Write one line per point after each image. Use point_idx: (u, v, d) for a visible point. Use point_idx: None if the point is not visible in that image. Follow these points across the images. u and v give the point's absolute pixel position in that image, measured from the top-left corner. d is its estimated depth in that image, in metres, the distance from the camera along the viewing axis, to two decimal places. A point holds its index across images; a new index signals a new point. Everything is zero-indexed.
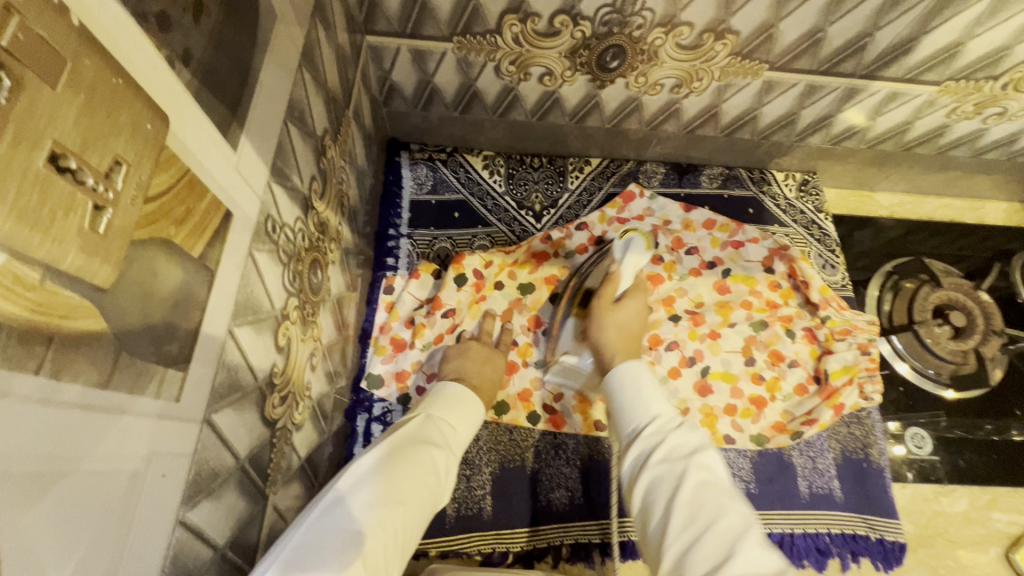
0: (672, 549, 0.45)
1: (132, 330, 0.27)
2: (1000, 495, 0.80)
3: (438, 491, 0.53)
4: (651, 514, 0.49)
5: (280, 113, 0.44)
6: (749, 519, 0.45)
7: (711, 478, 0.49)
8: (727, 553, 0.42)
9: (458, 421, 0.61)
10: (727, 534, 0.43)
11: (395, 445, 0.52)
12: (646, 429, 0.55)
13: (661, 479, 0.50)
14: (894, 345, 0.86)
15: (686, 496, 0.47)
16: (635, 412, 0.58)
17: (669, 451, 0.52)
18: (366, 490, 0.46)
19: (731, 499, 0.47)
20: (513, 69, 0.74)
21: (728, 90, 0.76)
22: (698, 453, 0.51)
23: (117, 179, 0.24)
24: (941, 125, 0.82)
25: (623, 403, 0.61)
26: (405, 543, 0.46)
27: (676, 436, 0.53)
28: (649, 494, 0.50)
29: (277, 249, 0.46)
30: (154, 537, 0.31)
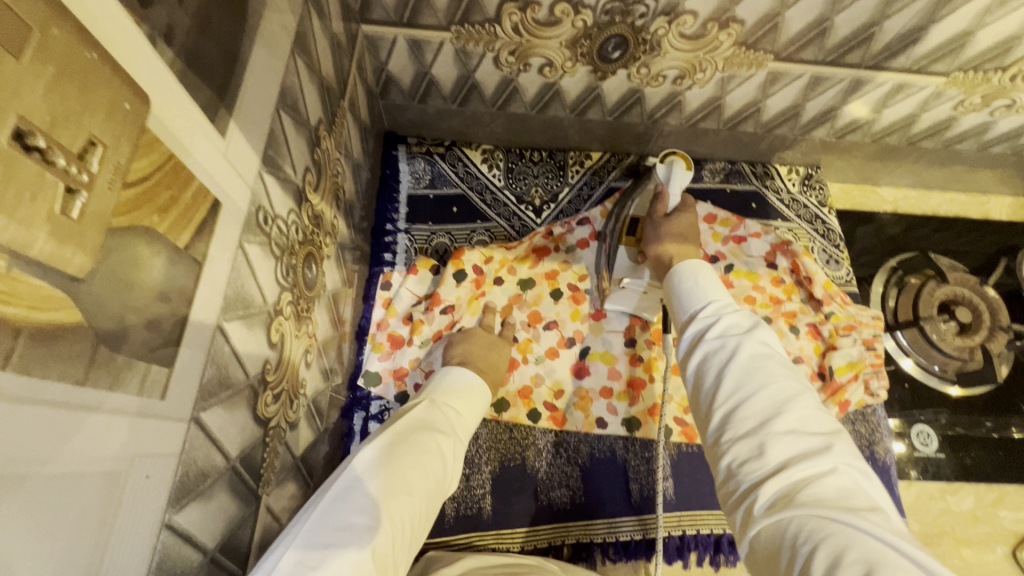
0: (723, 411, 0.45)
1: (111, 325, 0.26)
2: (1006, 493, 0.79)
3: (446, 480, 0.51)
4: (702, 377, 0.48)
5: (271, 100, 0.42)
6: (805, 387, 0.44)
7: (768, 350, 0.47)
8: (782, 416, 0.41)
9: (465, 406, 0.60)
10: (782, 398, 0.43)
11: (399, 435, 0.50)
12: (700, 311, 0.53)
13: (716, 349, 0.48)
14: (899, 341, 0.84)
15: (743, 363, 0.46)
16: (692, 297, 0.56)
17: (724, 327, 0.50)
18: (373, 481, 0.44)
19: (787, 368, 0.46)
20: (512, 59, 0.73)
21: (732, 81, 0.74)
22: (757, 327, 0.49)
23: (92, 160, 0.23)
24: (947, 118, 0.81)
25: (678, 287, 0.58)
26: (414, 534, 0.45)
27: (732, 314, 0.51)
28: (703, 361, 0.49)
29: (269, 241, 0.44)
30: (138, 542, 0.29)
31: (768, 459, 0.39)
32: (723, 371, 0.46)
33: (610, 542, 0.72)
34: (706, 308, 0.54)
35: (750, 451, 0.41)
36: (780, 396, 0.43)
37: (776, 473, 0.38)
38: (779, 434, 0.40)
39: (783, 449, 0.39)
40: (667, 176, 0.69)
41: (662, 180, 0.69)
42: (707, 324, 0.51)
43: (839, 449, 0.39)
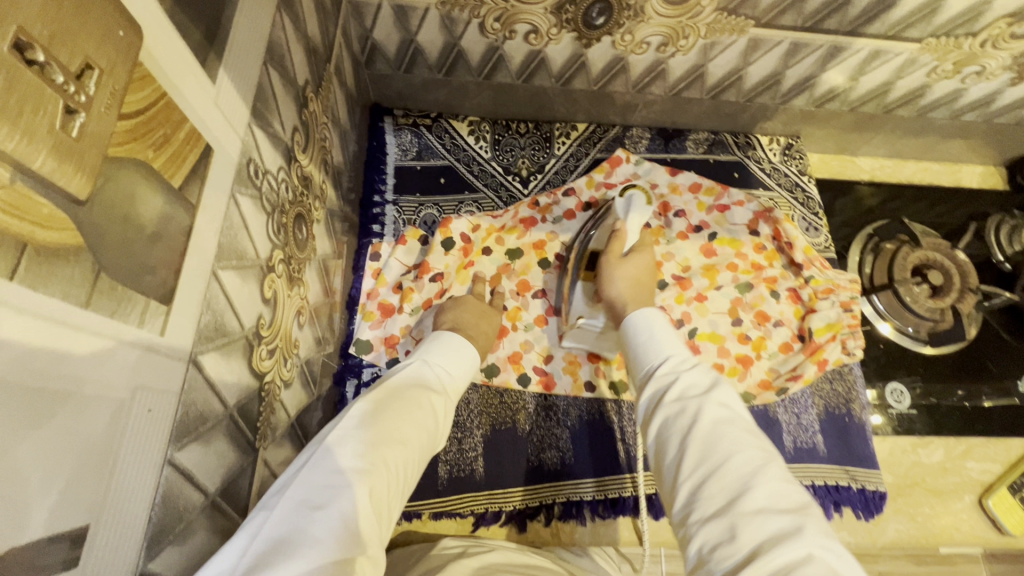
0: (688, 486, 0.43)
1: (112, 253, 0.26)
2: (973, 446, 0.83)
3: (435, 436, 0.52)
4: (665, 447, 0.47)
5: (259, 53, 0.43)
6: (770, 456, 0.44)
7: (729, 414, 0.47)
8: (749, 492, 0.40)
9: (454, 367, 0.61)
10: (746, 472, 0.42)
11: (392, 390, 0.51)
12: (659, 370, 0.54)
13: (677, 415, 0.48)
14: (875, 306, 0.88)
15: (704, 431, 0.45)
16: (648, 354, 0.57)
17: (683, 390, 0.50)
18: (369, 428, 0.44)
19: (751, 433, 0.45)
20: (498, 26, 0.73)
21: (714, 48, 0.76)
22: (715, 389, 0.49)
23: (89, 82, 0.23)
24: (921, 85, 0.84)
25: (638, 340, 0.60)
26: (407, 483, 0.46)
27: (690, 373, 0.52)
28: (665, 428, 0.48)
29: (261, 195, 0.44)
30: (141, 474, 0.30)
31: (740, 544, 0.38)
32: (685, 440, 0.46)
33: (599, 500, 0.74)
34: (666, 365, 0.54)
35: (721, 535, 0.39)
36: (746, 467, 0.42)
37: (750, 560, 0.36)
38: (748, 513, 0.39)
39: (754, 531, 0.38)
40: (625, 211, 0.78)
41: (621, 214, 0.79)
42: (667, 384, 0.52)
43: (811, 527, 0.38)
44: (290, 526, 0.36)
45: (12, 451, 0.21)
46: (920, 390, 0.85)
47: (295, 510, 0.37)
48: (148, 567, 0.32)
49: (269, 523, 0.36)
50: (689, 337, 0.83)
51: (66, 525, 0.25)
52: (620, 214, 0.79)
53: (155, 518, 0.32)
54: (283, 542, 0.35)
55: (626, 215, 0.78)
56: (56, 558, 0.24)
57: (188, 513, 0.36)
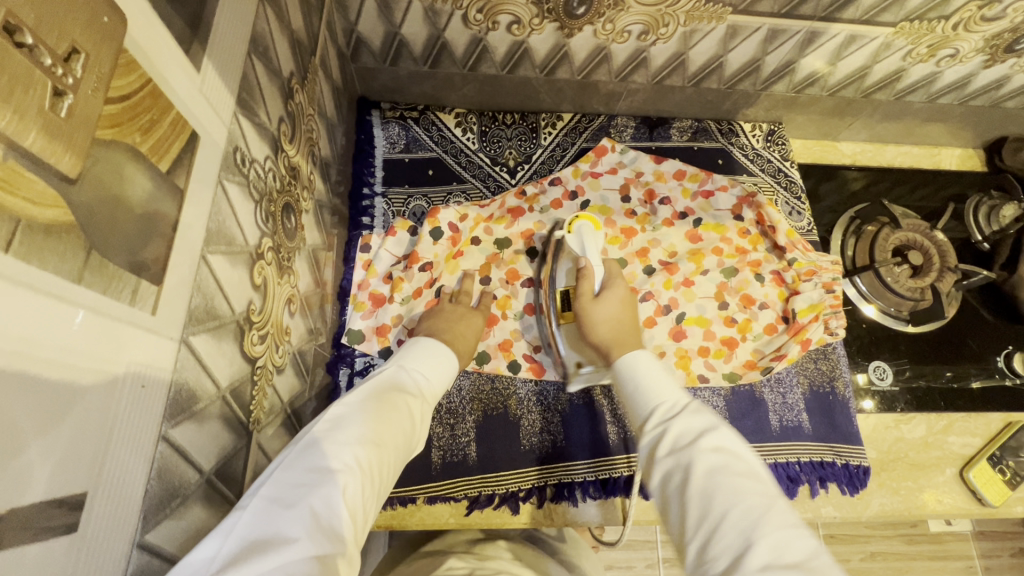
0: (695, 547, 0.44)
1: (102, 231, 0.28)
2: (955, 420, 0.84)
3: (412, 438, 0.53)
4: (669, 508, 0.48)
5: (243, 44, 0.44)
6: (769, 504, 0.43)
7: (721, 460, 0.47)
8: (751, 548, 0.40)
9: (432, 374, 0.62)
10: (747, 524, 0.42)
11: (370, 392, 0.52)
12: (648, 421, 0.55)
13: (672, 471, 0.49)
14: (859, 288, 0.90)
15: (699, 485, 0.46)
16: (641, 400, 0.58)
17: (675, 439, 0.51)
18: (346, 428, 0.45)
19: (747, 480, 0.45)
20: (480, 17, 0.74)
21: (694, 35, 0.77)
22: (706, 434, 0.50)
23: (77, 65, 0.25)
24: (897, 69, 0.85)
25: (628, 389, 0.61)
26: (384, 483, 0.46)
27: (678, 420, 0.52)
28: (665, 486, 0.49)
29: (248, 183, 0.45)
30: (136, 448, 0.31)
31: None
32: (684, 497, 0.46)
33: (590, 481, 0.75)
34: (657, 414, 0.55)
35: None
36: (745, 520, 0.42)
37: None
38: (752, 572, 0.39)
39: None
40: (582, 249, 0.79)
41: (580, 250, 0.79)
42: (657, 437, 0.52)
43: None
44: (265, 525, 0.37)
45: (11, 416, 0.23)
46: (909, 372, 0.87)
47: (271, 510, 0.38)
48: (146, 538, 0.33)
49: (243, 523, 0.37)
50: (676, 322, 0.85)
51: (65, 491, 0.26)
52: (579, 252, 0.79)
53: (151, 491, 0.33)
54: (258, 541, 0.36)
55: (583, 253, 0.79)
56: (55, 522, 0.25)
57: (184, 490, 0.37)
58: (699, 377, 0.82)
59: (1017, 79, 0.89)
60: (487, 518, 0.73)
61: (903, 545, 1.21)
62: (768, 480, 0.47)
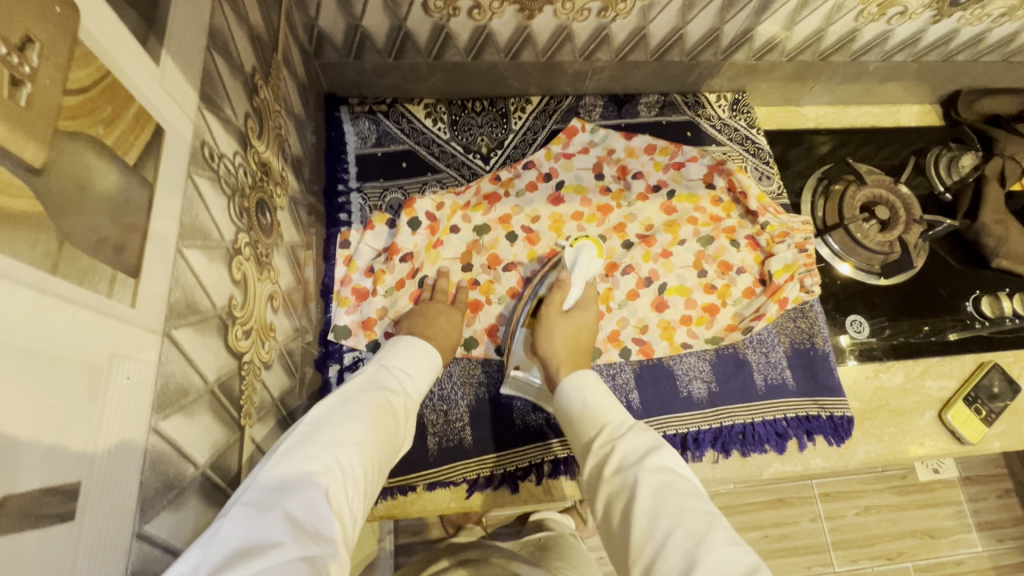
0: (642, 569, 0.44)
1: (73, 221, 0.28)
2: (930, 364, 0.87)
3: (397, 436, 0.54)
4: (618, 529, 0.49)
5: (202, 39, 0.44)
6: (710, 520, 0.44)
7: (665, 479, 0.48)
8: (694, 567, 0.41)
9: (413, 369, 0.63)
10: (690, 542, 0.43)
11: (354, 393, 0.53)
12: (595, 442, 0.56)
13: (620, 491, 0.50)
14: (831, 247, 0.93)
15: (647, 504, 0.47)
16: (589, 421, 0.59)
17: (621, 460, 0.52)
18: (325, 430, 0.46)
19: (689, 498, 0.46)
20: (440, 4, 0.75)
21: (652, 9, 0.79)
22: (650, 454, 0.51)
23: (32, 54, 0.25)
24: (851, 30, 0.88)
25: (575, 409, 0.62)
26: (370, 486, 0.47)
27: (623, 441, 0.54)
28: (613, 506, 0.50)
29: (219, 178, 0.45)
30: (125, 439, 0.31)
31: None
32: (629, 518, 0.47)
33: None
34: (604, 436, 0.56)
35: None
36: (687, 539, 0.43)
37: None
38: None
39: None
40: (574, 262, 0.82)
41: (570, 264, 0.83)
42: (607, 456, 0.54)
43: None
44: (247, 529, 0.36)
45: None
46: (888, 330, 0.89)
47: (250, 513, 0.37)
48: (145, 528, 0.33)
49: (225, 527, 0.36)
50: (658, 293, 0.87)
51: (58, 479, 0.26)
52: (569, 263, 0.83)
53: (147, 482, 0.34)
54: (242, 545, 0.35)
55: (571, 267, 0.83)
56: (50, 511, 0.26)
57: (180, 482, 0.37)
58: (683, 345, 0.84)
59: (966, 32, 0.92)
60: (488, 499, 0.74)
61: (896, 496, 1.25)
62: (710, 500, 0.48)
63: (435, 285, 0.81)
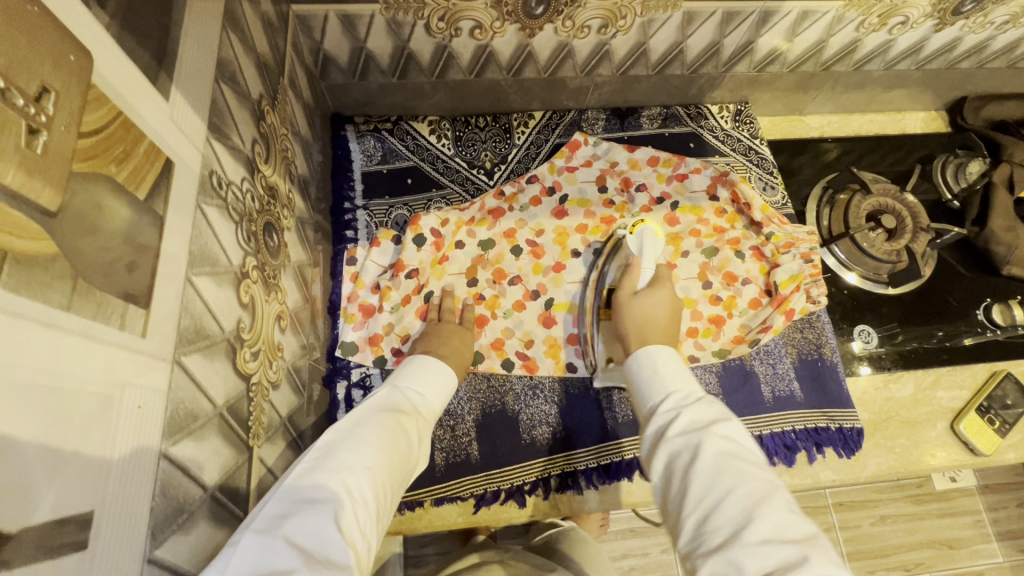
0: (695, 520, 0.45)
1: (85, 261, 0.29)
2: (942, 374, 0.86)
3: (411, 457, 0.54)
4: (672, 484, 0.49)
5: (210, 71, 0.45)
6: (771, 487, 0.45)
7: (731, 446, 0.49)
8: (752, 525, 0.42)
9: (425, 388, 0.64)
10: (751, 505, 0.44)
11: (366, 415, 0.54)
12: (660, 406, 0.56)
13: (680, 450, 0.50)
14: (837, 256, 0.92)
15: (707, 464, 0.47)
16: (653, 386, 0.59)
17: (685, 424, 0.52)
18: (335, 456, 0.47)
19: (753, 466, 0.47)
20: (443, 25, 0.76)
21: (652, 25, 0.80)
22: (716, 422, 0.51)
23: (48, 104, 0.26)
24: (852, 40, 0.88)
25: (642, 376, 0.61)
26: (383, 510, 0.47)
27: (690, 408, 0.53)
28: (671, 464, 0.50)
29: (227, 205, 0.47)
30: (136, 467, 0.32)
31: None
32: (688, 475, 0.47)
33: (593, 469, 0.77)
34: (669, 402, 0.56)
35: (725, 567, 0.41)
36: (749, 500, 0.44)
37: None
38: (751, 545, 0.41)
39: (757, 561, 0.40)
40: (639, 249, 0.82)
41: (636, 251, 0.82)
42: (670, 420, 0.53)
43: (817, 559, 0.39)
44: (256, 560, 0.37)
45: (3, 429, 0.24)
46: (900, 336, 0.88)
47: (258, 543, 0.38)
48: (156, 552, 0.34)
49: (235, 558, 0.37)
50: None
51: (71, 510, 0.27)
52: (635, 251, 0.83)
53: (156, 507, 0.34)
54: None
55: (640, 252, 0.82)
56: (65, 539, 0.27)
57: (189, 506, 0.38)
58: (691, 357, 0.84)
59: (969, 40, 0.92)
60: (494, 514, 0.75)
61: (912, 505, 1.23)
62: (769, 469, 0.48)
63: (441, 304, 0.82)
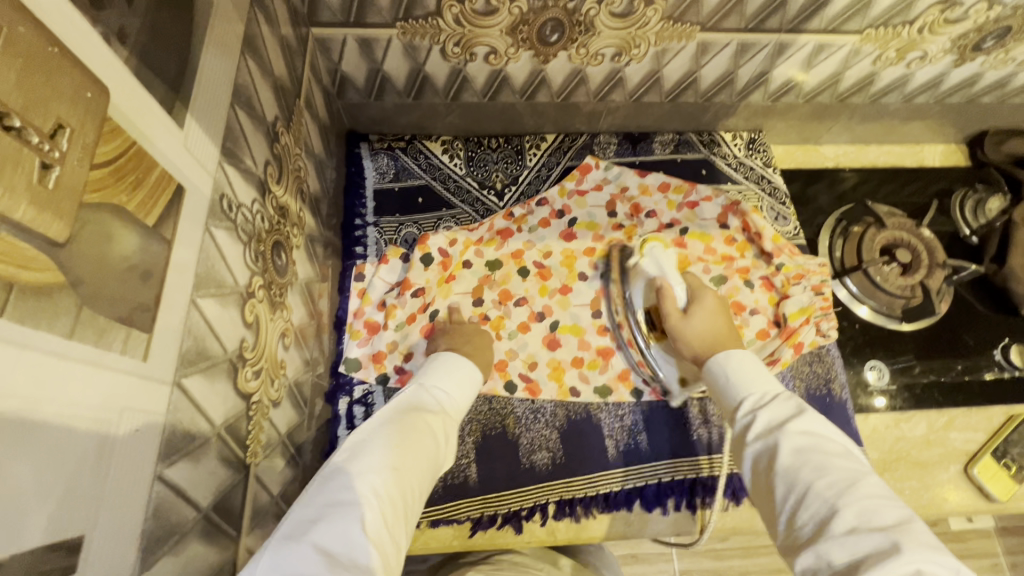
0: (785, 517, 0.46)
1: (92, 289, 0.30)
2: (954, 416, 0.84)
3: (438, 457, 0.54)
4: (761, 484, 0.51)
5: (225, 96, 0.46)
6: (858, 477, 0.45)
7: (812, 441, 0.49)
8: (837, 514, 0.42)
9: (452, 387, 0.64)
10: (836, 494, 0.44)
11: (390, 416, 0.54)
12: (738, 409, 0.57)
13: (763, 450, 0.51)
14: (849, 289, 0.90)
15: (788, 461, 0.48)
16: (732, 391, 0.61)
17: (765, 424, 0.53)
18: (360, 458, 0.47)
19: (838, 458, 0.47)
20: (458, 50, 0.77)
21: (666, 54, 0.80)
22: (794, 419, 0.52)
23: (62, 140, 0.27)
24: (870, 73, 0.87)
25: (719, 382, 0.62)
26: (408, 510, 0.47)
27: (767, 408, 0.55)
28: (755, 464, 0.52)
29: (236, 227, 0.48)
30: (129, 490, 0.33)
31: (835, 566, 0.40)
32: (772, 472, 0.49)
33: (591, 498, 0.76)
34: (748, 403, 0.57)
35: (814, 559, 0.41)
36: (833, 490, 0.44)
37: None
38: (838, 536, 0.41)
39: (846, 551, 0.40)
40: (658, 269, 0.81)
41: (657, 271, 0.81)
42: (748, 422, 0.55)
43: (905, 541, 0.38)
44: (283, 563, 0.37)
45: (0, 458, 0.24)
46: (912, 372, 0.86)
47: (286, 547, 0.38)
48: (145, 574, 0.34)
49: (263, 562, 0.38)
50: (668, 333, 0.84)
51: (62, 535, 0.28)
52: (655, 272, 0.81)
53: (148, 530, 0.35)
54: None
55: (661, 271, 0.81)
56: (53, 565, 0.27)
57: (181, 527, 0.39)
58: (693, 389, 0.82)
59: (990, 76, 0.90)
60: (491, 539, 0.74)
61: None
62: (861, 461, 0.48)
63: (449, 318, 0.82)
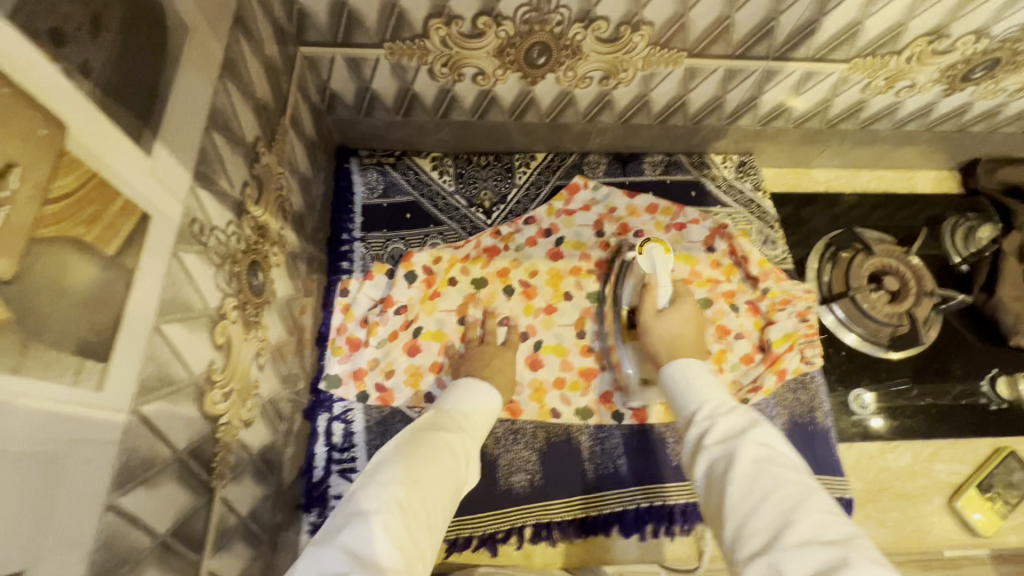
0: (733, 525, 0.45)
1: (42, 322, 0.30)
2: (941, 447, 0.84)
3: (465, 469, 0.55)
4: (712, 492, 0.49)
5: (199, 121, 0.47)
6: (808, 490, 0.45)
7: (767, 452, 0.48)
8: (791, 527, 0.42)
9: (479, 404, 0.65)
10: (789, 509, 0.43)
11: (421, 431, 0.55)
12: (695, 416, 0.55)
13: (718, 458, 0.50)
14: (837, 315, 0.89)
15: (743, 472, 0.47)
16: (689, 398, 0.59)
17: (721, 433, 0.52)
18: (388, 468, 0.48)
19: (789, 470, 0.47)
20: (446, 70, 0.78)
21: (653, 79, 0.80)
22: (750, 428, 0.51)
23: (12, 178, 0.27)
24: (859, 100, 0.87)
25: (676, 388, 0.61)
26: (437, 520, 0.48)
27: (723, 418, 0.53)
28: (708, 472, 0.50)
29: (208, 250, 0.48)
30: (77, 520, 0.33)
31: None
32: (725, 482, 0.47)
33: (568, 521, 0.76)
34: (704, 411, 0.55)
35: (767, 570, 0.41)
36: (786, 503, 0.44)
37: None
38: (790, 549, 0.41)
39: (800, 565, 0.40)
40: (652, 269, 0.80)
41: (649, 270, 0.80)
42: (705, 429, 0.53)
43: (856, 558, 0.39)
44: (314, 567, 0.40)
45: None
46: (899, 401, 0.86)
47: (317, 553, 0.41)
48: None
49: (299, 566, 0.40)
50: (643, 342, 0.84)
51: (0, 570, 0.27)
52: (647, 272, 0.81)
53: (97, 560, 0.35)
54: None
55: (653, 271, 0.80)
56: None
57: (135, 554, 0.39)
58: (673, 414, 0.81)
59: (981, 105, 0.90)
60: (467, 559, 0.75)
61: None
62: (808, 473, 0.48)
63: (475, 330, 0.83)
